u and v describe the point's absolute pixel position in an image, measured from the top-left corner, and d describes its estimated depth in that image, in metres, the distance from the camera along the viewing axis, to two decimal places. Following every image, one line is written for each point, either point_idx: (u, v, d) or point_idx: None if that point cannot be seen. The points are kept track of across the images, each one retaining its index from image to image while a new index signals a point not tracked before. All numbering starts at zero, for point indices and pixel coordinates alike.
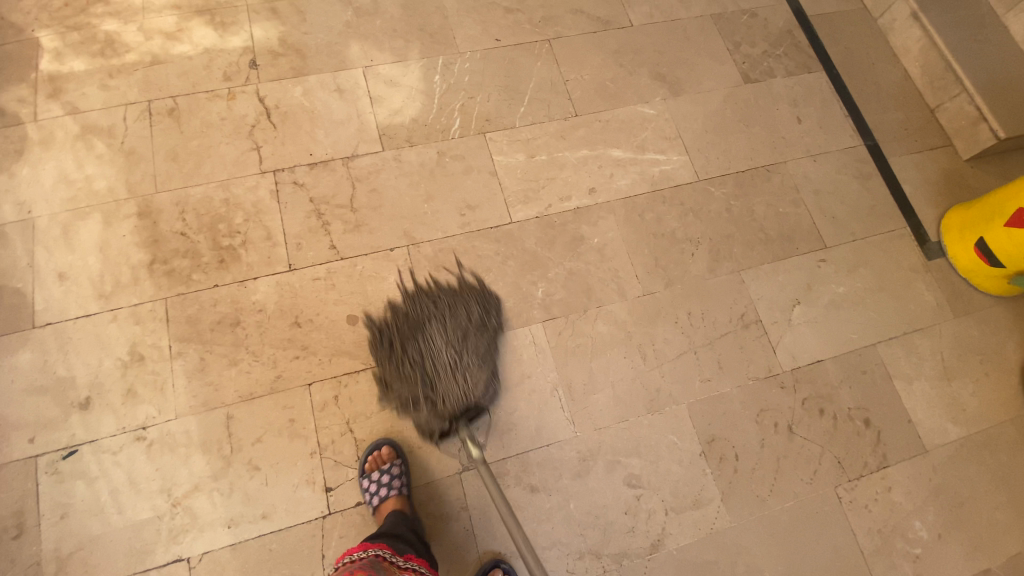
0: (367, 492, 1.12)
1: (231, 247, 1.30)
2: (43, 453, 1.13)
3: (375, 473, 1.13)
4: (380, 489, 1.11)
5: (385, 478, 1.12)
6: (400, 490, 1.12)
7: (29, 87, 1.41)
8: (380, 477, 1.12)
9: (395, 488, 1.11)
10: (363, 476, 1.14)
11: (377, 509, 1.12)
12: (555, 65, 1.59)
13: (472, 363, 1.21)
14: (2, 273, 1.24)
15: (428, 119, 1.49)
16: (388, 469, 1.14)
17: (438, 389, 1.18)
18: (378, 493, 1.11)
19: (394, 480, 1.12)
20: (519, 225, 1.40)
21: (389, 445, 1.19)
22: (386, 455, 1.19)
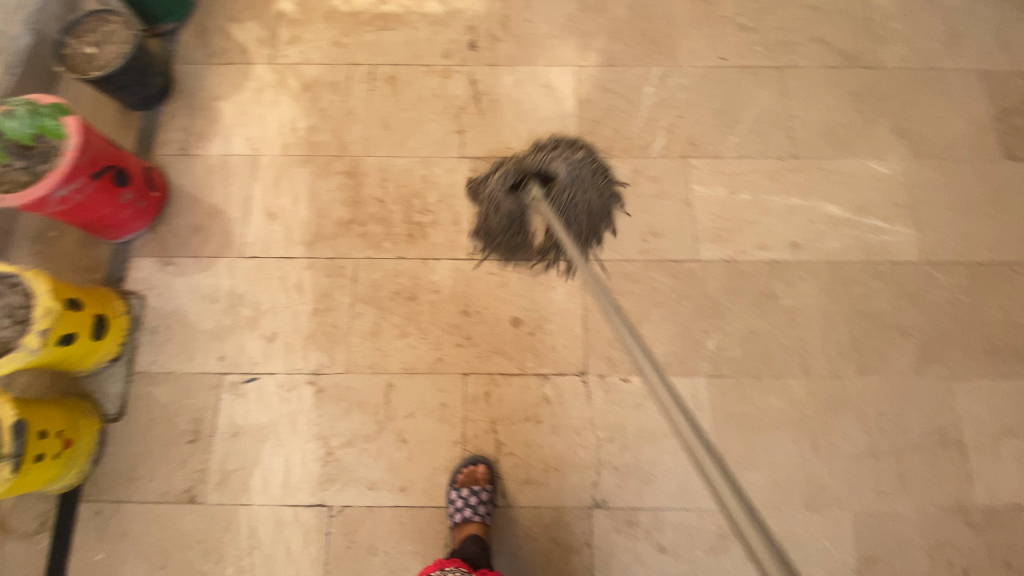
0: (452, 505, 1.12)
1: (421, 224, 1.34)
2: (229, 373, 1.25)
3: (463, 491, 1.12)
4: (464, 510, 1.10)
5: (473, 500, 1.10)
6: (484, 518, 1.10)
7: (273, 32, 1.51)
8: (468, 496, 1.11)
9: (479, 514, 1.10)
10: (453, 489, 1.13)
11: (455, 527, 1.11)
12: (780, 97, 1.44)
13: (570, 153, 1.32)
14: (225, 201, 1.36)
15: (632, 131, 1.41)
16: (476, 491, 1.12)
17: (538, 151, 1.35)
18: (462, 512, 1.10)
19: (481, 505, 1.10)
20: (703, 265, 1.29)
21: (485, 464, 1.17)
22: (479, 473, 1.16)
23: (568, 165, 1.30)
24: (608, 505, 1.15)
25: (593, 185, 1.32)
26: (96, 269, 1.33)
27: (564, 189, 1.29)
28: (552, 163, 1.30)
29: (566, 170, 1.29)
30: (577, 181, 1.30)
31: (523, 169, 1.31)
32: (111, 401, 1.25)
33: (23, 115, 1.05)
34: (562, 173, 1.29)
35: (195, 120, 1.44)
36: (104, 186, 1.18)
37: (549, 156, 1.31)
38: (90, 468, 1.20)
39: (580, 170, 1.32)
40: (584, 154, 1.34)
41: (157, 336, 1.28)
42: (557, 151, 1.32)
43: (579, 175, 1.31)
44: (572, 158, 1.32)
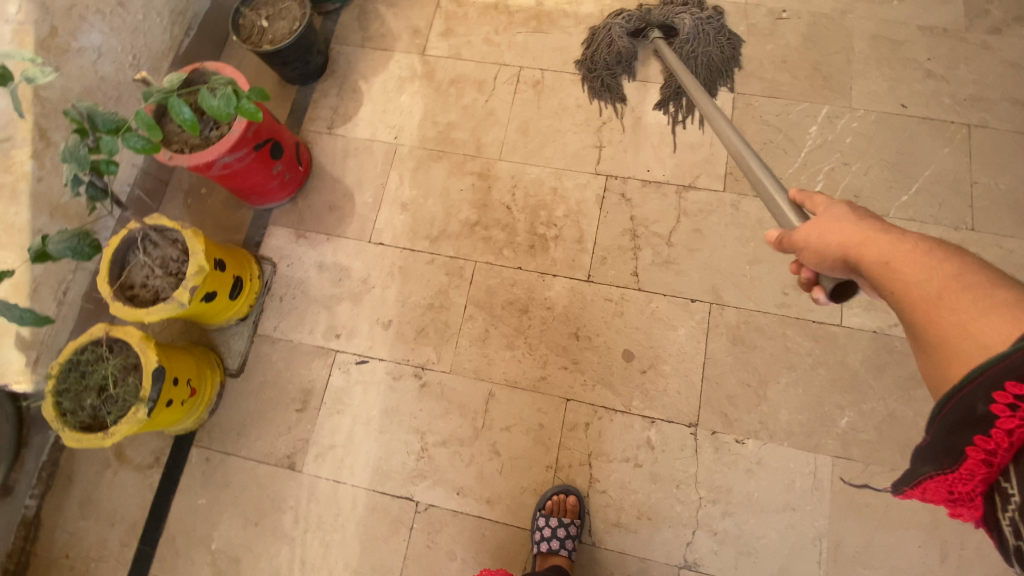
0: (538, 533, 1.08)
1: (544, 237, 1.31)
2: (341, 352, 1.29)
3: (551, 521, 1.07)
4: (550, 541, 1.06)
5: (561, 533, 1.06)
6: (569, 553, 1.07)
7: (427, 22, 1.52)
8: (556, 528, 1.06)
9: (566, 548, 1.06)
10: (540, 516, 1.10)
11: (539, 555, 1.08)
12: (966, 157, 1.27)
13: (696, 11, 1.39)
14: (360, 185, 1.40)
15: (786, 172, 1.30)
16: (563, 524, 1.07)
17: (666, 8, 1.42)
18: (547, 543, 1.06)
19: (568, 540, 1.06)
20: (847, 333, 1.18)
21: (576, 496, 1.12)
22: (568, 504, 1.11)
23: (692, 19, 1.37)
24: (700, 569, 1.08)
25: (715, 39, 1.38)
26: (236, 231, 1.41)
27: (685, 40, 1.37)
28: (679, 17, 1.37)
29: (690, 21, 1.36)
30: (700, 35, 1.37)
31: (647, 19, 1.39)
32: (233, 357, 1.32)
33: (225, 95, 0.94)
34: (685, 26, 1.37)
35: (344, 101, 1.48)
36: (261, 157, 1.23)
37: (674, 12, 1.39)
38: (206, 416, 1.28)
39: (704, 27, 1.38)
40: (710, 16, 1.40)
41: (280, 304, 1.35)
42: (683, 11, 1.39)
43: (703, 31, 1.37)
44: (699, 15, 1.38)
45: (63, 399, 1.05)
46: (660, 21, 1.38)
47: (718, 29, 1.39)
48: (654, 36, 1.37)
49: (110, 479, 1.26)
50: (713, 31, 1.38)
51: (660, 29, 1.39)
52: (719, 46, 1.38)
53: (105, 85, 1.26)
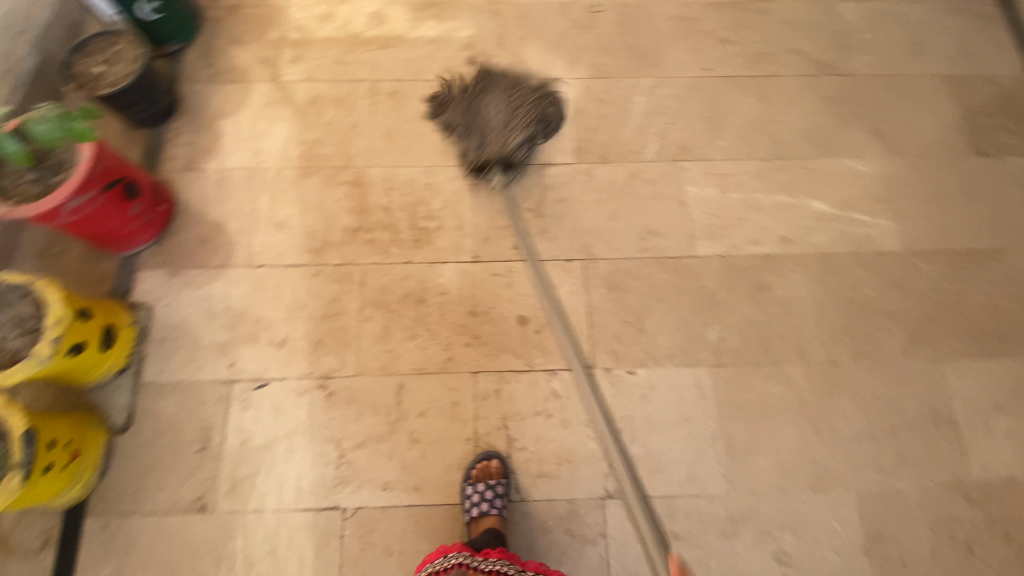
0: (468, 500, 1.12)
1: (426, 229, 1.38)
2: (238, 379, 1.26)
3: (479, 485, 1.13)
4: (481, 504, 1.10)
5: (488, 494, 1.11)
6: (500, 511, 1.11)
7: (276, 52, 1.56)
8: (484, 491, 1.12)
9: (496, 507, 1.11)
10: (468, 484, 1.14)
11: (472, 521, 1.12)
12: (763, 103, 1.53)
13: (505, 104, 1.38)
14: (231, 213, 1.38)
15: (626, 138, 1.48)
16: (491, 485, 1.13)
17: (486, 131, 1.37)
18: (478, 507, 1.10)
19: (496, 499, 1.11)
20: (701, 260, 1.35)
21: (498, 458, 1.19)
22: (493, 468, 1.17)
23: (519, 137, 1.35)
24: (621, 495, 1.17)
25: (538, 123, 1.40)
26: (101, 282, 1.33)
27: (524, 154, 1.39)
28: (511, 143, 1.35)
29: (520, 143, 1.35)
30: (529, 123, 1.37)
31: (486, 157, 1.37)
32: (118, 412, 1.24)
33: (53, 120, 1.03)
34: (519, 146, 1.36)
35: (201, 136, 1.47)
36: (115, 198, 1.20)
37: (502, 140, 1.35)
38: (96, 481, 1.18)
39: (522, 115, 1.37)
40: (515, 94, 1.39)
41: (164, 346, 1.28)
42: (501, 122, 1.36)
43: (526, 119, 1.37)
44: (517, 123, 1.35)
45: None
46: (496, 159, 1.36)
47: (529, 98, 1.39)
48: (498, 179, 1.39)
49: None
50: (530, 108, 1.38)
51: (500, 163, 1.38)
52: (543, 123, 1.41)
53: None
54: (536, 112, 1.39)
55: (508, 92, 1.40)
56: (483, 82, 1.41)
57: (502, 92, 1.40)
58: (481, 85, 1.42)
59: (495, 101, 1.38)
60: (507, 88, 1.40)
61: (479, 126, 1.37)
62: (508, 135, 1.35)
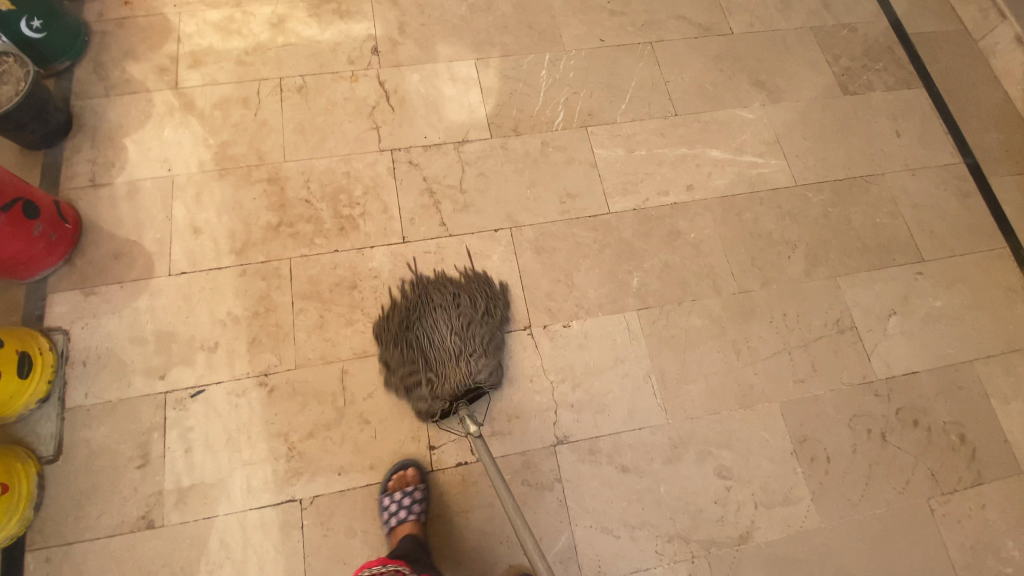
0: (386, 510, 1.12)
1: (351, 217, 1.40)
2: (173, 389, 1.22)
3: (398, 494, 1.12)
4: (400, 511, 1.11)
5: (407, 501, 1.11)
6: (419, 516, 1.12)
7: (172, 59, 1.53)
8: (402, 499, 1.11)
9: (414, 513, 1.11)
10: (385, 495, 1.14)
11: (390, 530, 1.12)
12: (656, 66, 1.64)
13: (453, 325, 1.25)
14: (144, 224, 1.34)
15: (534, 110, 1.55)
16: (411, 492, 1.13)
17: (441, 362, 1.21)
18: (397, 514, 1.11)
19: (416, 504, 1.12)
20: (617, 215, 1.44)
21: (415, 466, 1.18)
22: (409, 475, 1.16)
23: (481, 360, 1.22)
24: (571, 440, 1.23)
25: (494, 335, 1.27)
26: (7, 312, 1.26)
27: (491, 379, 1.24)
28: (471, 372, 1.20)
29: (485, 370, 1.21)
30: (485, 345, 1.24)
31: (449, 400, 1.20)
32: (45, 442, 1.17)
33: None
34: (484, 373, 1.22)
35: (102, 151, 1.42)
36: (13, 218, 1.13)
37: (463, 376, 1.20)
38: (32, 514, 1.12)
39: (473, 334, 1.25)
40: (461, 313, 1.27)
41: (88, 367, 1.23)
42: (454, 349, 1.23)
43: (480, 338, 1.24)
44: (475, 346, 1.23)
45: None
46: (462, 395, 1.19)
47: (477, 313, 1.28)
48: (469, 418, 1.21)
49: None
50: (483, 326, 1.26)
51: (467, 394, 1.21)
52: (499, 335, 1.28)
53: None
54: (490, 329, 1.27)
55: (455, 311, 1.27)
56: (423, 301, 1.29)
57: (447, 312, 1.27)
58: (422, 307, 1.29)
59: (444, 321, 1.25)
60: (451, 305, 1.28)
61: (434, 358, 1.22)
62: (470, 364, 1.21)
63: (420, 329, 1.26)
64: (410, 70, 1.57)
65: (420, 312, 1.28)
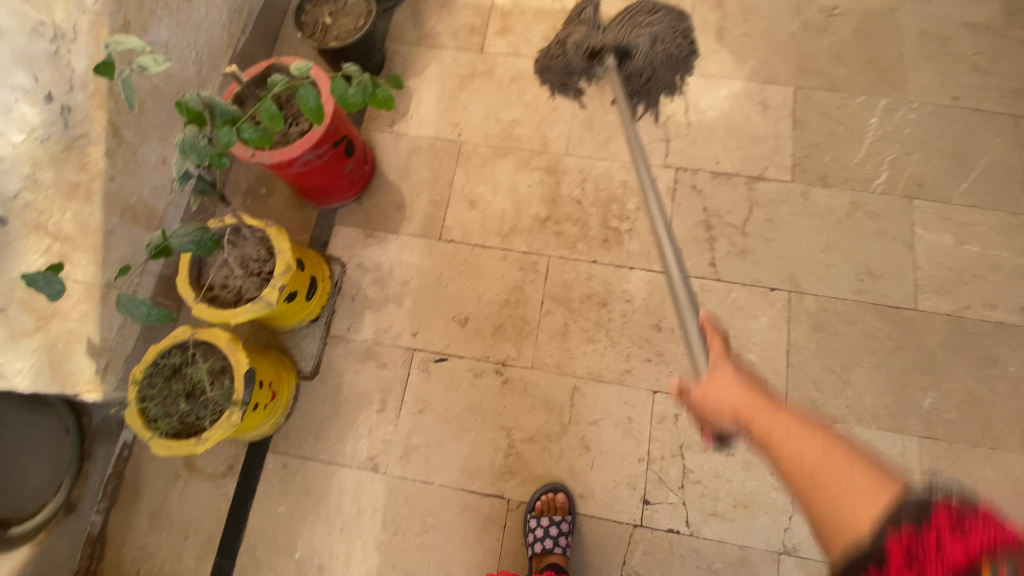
0: (530, 534, 1.09)
1: (618, 230, 1.32)
2: (420, 350, 1.28)
3: (544, 520, 1.10)
4: (545, 540, 1.08)
5: (554, 531, 1.08)
6: (564, 549, 1.08)
7: (483, 21, 1.51)
8: (549, 527, 1.08)
9: (560, 545, 1.08)
10: (531, 517, 1.11)
11: (534, 556, 1.09)
12: (1019, 146, 1.32)
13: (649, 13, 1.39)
14: (427, 183, 1.38)
15: (850, 163, 1.33)
16: (558, 523, 1.09)
17: (621, 24, 1.36)
18: (541, 542, 1.08)
19: (562, 537, 1.08)
20: (923, 316, 1.21)
21: (564, 492, 1.14)
22: (557, 500, 1.13)
23: (645, 34, 1.34)
24: (800, 555, 1.08)
25: (668, 41, 1.39)
26: (300, 230, 1.37)
27: (641, 55, 1.35)
28: (635, 35, 1.34)
29: (643, 36, 1.33)
30: (655, 43, 1.37)
31: (601, 43, 1.35)
32: (306, 359, 1.29)
33: (361, 82, 0.80)
34: (642, 39, 1.34)
35: (404, 99, 1.46)
36: (337, 155, 1.20)
37: (628, 32, 1.34)
38: (281, 421, 1.24)
39: (655, 27, 1.37)
40: (658, 10, 1.40)
41: (351, 305, 1.32)
42: (632, 20, 1.36)
43: (658, 38, 1.37)
44: (650, 26, 1.36)
45: (149, 406, 1.01)
46: (617, 44, 1.33)
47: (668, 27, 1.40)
48: (609, 64, 1.35)
49: (183, 489, 1.23)
50: (664, 33, 1.39)
51: (617, 51, 1.35)
52: (669, 44, 1.39)
53: (171, 82, 1.22)
54: (672, 36, 1.40)
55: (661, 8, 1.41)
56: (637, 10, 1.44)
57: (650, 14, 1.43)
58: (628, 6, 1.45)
59: (645, 6, 1.39)
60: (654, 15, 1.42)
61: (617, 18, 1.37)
62: (636, 29, 1.35)
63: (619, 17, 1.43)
64: (717, 83, 1.42)
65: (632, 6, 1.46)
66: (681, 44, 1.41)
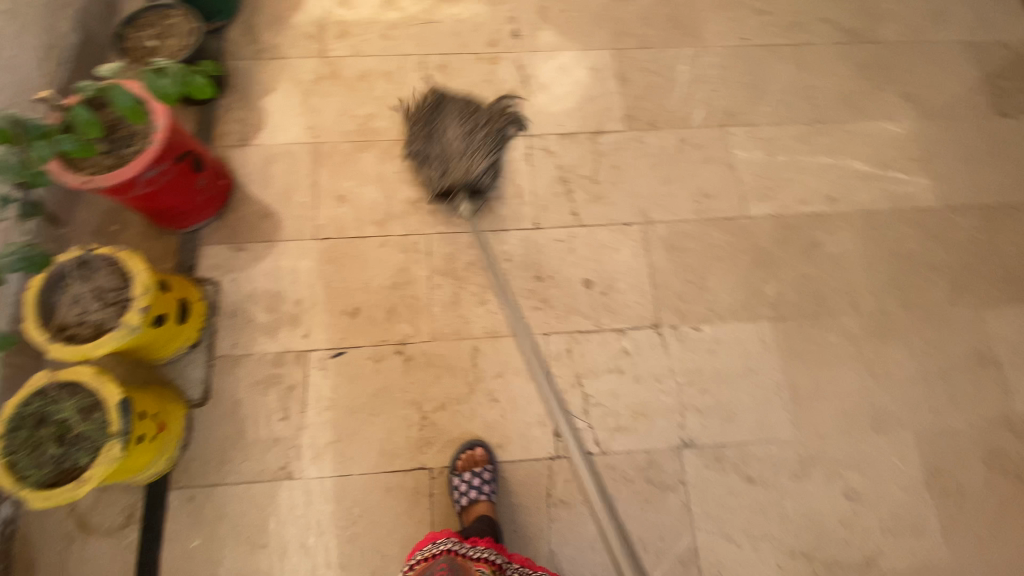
0: (456, 491, 1.13)
1: (486, 198, 1.40)
2: (315, 349, 1.27)
3: (466, 474, 1.14)
4: (470, 491, 1.12)
5: (476, 481, 1.13)
6: (489, 496, 1.13)
7: (321, 28, 1.55)
8: (472, 479, 1.13)
9: (485, 493, 1.12)
10: (455, 475, 1.15)
11: (464, 510, 1.13)
12: (799, 70, 1.58)
13: (461, 125, 1.38)
14: (293, 188, 1.39)
15: (673, 106, 1.52)
16: (479, 473, 1.14)
17: (452, 161, 1.34)
18: (467, 495, 1.12)
19: (485, 485, 1.13)
20: (753, 220, 1.40)
21: (483, 446, 1.19)
22: (477, 455, 1.18)
23: (481, 160, 1.34)
24: (696, 444, 1.21)
25: (493, 140, 1.39)
26: (165, 259, 1.32)
27: (487, 177, 1.36)
28: (475, 168, 1.33)
29: (483, 166, 1.33)
30: (487, 149, 1.37)
31: (452, 186, 1.33)
32: (194, 386, 1.24)
33: (178, 73, 0.86)
34: (482, 166, 1.34)
35: (253, 112, 1.46)
36: (184, 170, 1.18)
37: (467, 168, 1.33)
38: (178, 454, 1.18)
39: (479, 140, 1.37)
40: (471, 118, 1.39)
41: (235, 321, 1.29)
42: (460, 149, 1.35)
43: (485, 143, 1.37)
44: (474, 144, 1.36)
45: (16, 460, 0.94)
46: (465, 187, 1.33)
47: (482, 121, 1.40)
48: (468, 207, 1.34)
49: (77, 555, 1.12)
50: (486, 133, 1.38)
51: (466, 188, 1.34)
52: (496, 142, 1.39)
53: None
54: (493, 134, 1.39)
55: (468, 106, 1.41)
56: (439, 111, 1.40)
57: (458, 116, 1.40)
58: (434, 111, 1.41)
59: (454, 119, 1.38)
60: (459, 110, 1.40)
61: (444, 154, 1.35)
62: (470, 159, 1.34)
63: (432, 134, 1.38)
64: (549, 54, 1.56)
65: (435, 110, 1.41)
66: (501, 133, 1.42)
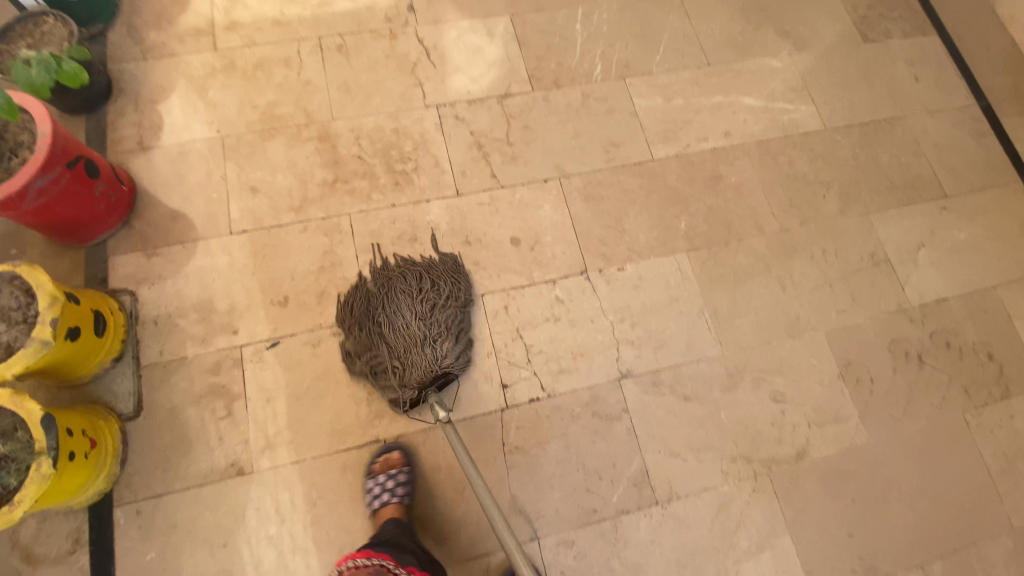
0: (369, 494, 1.14)
1: (404, 171, 1.41)
2: (249, 343, 1.25)
3: (381, 477, 1.15)
4: (382, 494, 1.13)
5: (390, 484, 1.14)
6: (401, 500, 1.14)
7: (208, 21, 1.50)
8: (386, 482, 1.14)
9: (397, 495, 1.14)
10: (369, 479, 1.16)
11: (374, 515, 1.14)
12: (685, 18, 1.67)
13: (416, 308, 1.21)
14: (202, 185, 1.35)
15: (572, 64, 1.57)
16: (393, 475, 1.16)
17: (412, 355, 1.17)
18: (379, 498, 1.13)
19: (398, 487, 1.14)
20: (660, 163, 1.49)
21: (400, 450, 1.20)
22: (393, 459, 1.18)
23: (446, 345, 1.19)
24: (634, 374, 1.29)
25: (455, 319, 1.24)
26: (72, 275, 1.26)
27: (455, 362, 1.21)
28: (443, 359, 1.18)
29: (450, 354, 1.19)
30: (450, 333, 1.22)
31: (417, 386, 1.17)
32: (124, 400, 1.19)
33: None
34: (450, 352, 1.20)
35: (147, 114, 1.40)
36: (79, 176, 1.12)
37: (434, 361, 1.17)
38: (117, 470, 1.14)
39: (440, 320, 1.22)
40: (426, 296, 1.23)
41: (159, 327, 1.24)
42: (420, 336, 1.19)
43: (447, 325, 1.22)
44: (438, 330, 1.20)
45: None
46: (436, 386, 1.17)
47: (439, 296, 1.25)
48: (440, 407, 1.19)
49: None
50: (447, 310, 1.24)
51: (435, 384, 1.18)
52: (459, 319, 1.25)
53: None
54: (453, 309, 1.25)
55: (421, 282, 1.25)
56: (386, 289, 1.23)
57: (410, 294, 1.23)
58: (382, 289, 1.24)
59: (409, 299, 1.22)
60: (411, 287, 1.24)
61: (401, 345, 1.18)
62: (434, 347, 1.18)
63: (381, 318, 1.21)
64: (447, 25, 1.57)
65: (382, 290, 1.24)
66: (462, 300, 1.27)
